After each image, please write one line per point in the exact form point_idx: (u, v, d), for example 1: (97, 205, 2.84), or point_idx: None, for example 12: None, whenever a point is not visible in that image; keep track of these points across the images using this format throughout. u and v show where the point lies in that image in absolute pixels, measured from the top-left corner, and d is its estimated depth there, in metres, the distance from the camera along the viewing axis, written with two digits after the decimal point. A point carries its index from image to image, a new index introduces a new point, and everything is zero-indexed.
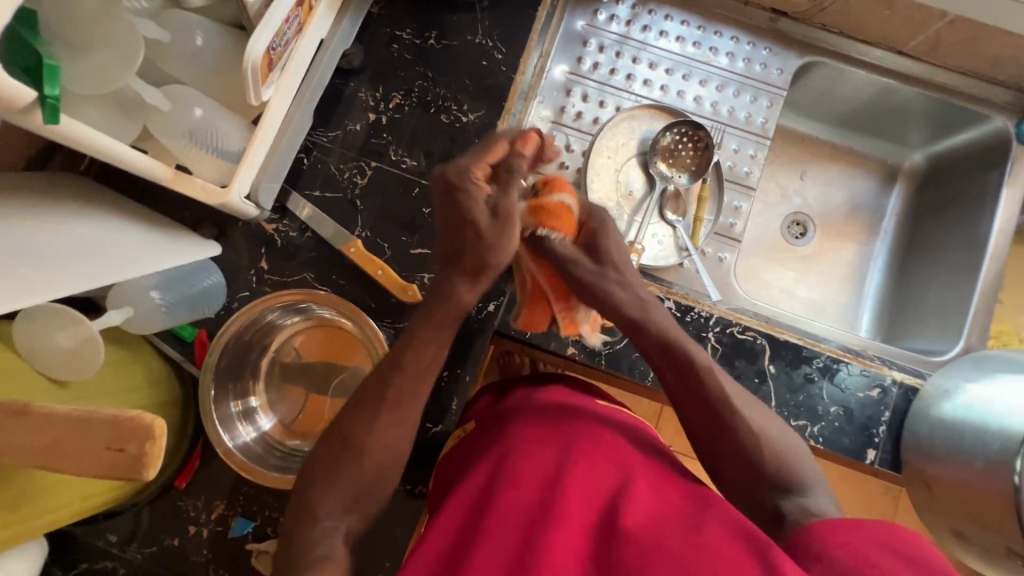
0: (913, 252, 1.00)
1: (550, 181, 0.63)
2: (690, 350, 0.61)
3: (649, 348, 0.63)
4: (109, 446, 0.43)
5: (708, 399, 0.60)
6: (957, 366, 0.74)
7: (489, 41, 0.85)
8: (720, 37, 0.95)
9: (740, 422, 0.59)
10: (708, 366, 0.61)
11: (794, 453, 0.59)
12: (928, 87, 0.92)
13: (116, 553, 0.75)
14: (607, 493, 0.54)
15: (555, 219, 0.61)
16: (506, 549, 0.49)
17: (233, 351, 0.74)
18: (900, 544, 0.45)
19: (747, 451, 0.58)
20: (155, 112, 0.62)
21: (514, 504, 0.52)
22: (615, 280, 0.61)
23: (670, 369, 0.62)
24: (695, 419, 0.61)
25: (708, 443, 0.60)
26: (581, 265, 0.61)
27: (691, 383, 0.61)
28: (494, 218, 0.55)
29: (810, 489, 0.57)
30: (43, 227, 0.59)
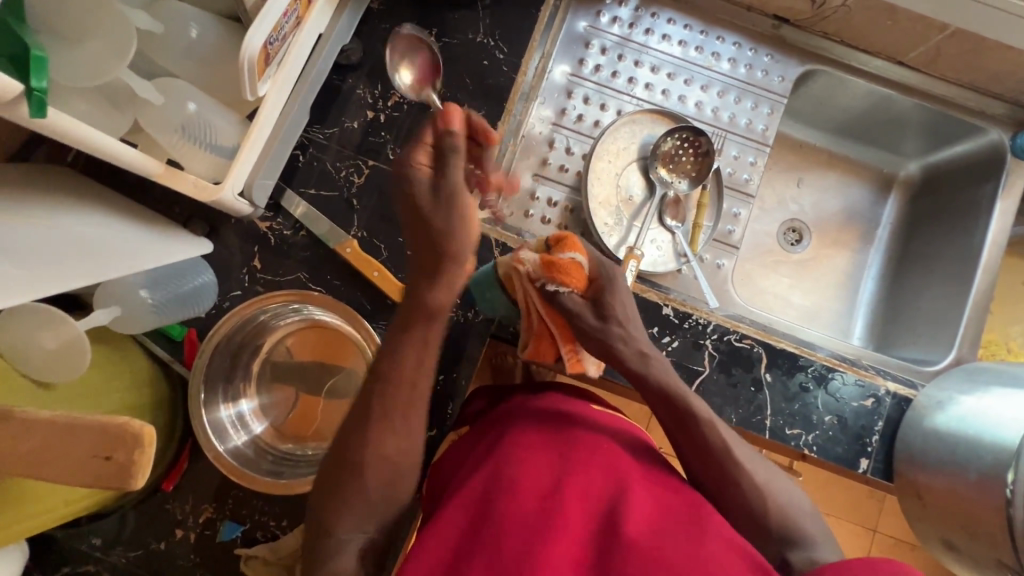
0: (907, 261, 1.01)
1: (563, 237, 0.64)
2: (694, 404, 0.61)
3: (653, 399, 0.63)
4: (96, 454, 0.41)
5: (711, 451, 0.60)
6: (951, 378, 0.75)
7: (490, 41, 0.83)
8: (722, 42, 0.94)
9: (742, 473, 0.59)
10: (711, 421, 0.61)
11: (790, 498, 0.60)
12: (926, 98, 0.92)
13: (99, 557, 0.73)
14: (605, 507, 0.53)
15: (565, 274, 0.62)
16: (504, 562, 0.48)
17: (225, 352, 0.73)
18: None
19: (749, 501, 0.59)
20: (147, 105, 0.60)
21: (513, 514, 0.51)
22: (620, 333, 0.62)
23: (673, 422, 0.62)
24: (696, 468, 0.61)
25: (710, 488, 0.61)
26: (584, 317, 0.62)
27: (693, 435, 0.61)
28: (434, 200, 0.53)
29: (810, 542, 0.59)
30: (28, 223, 0.57)
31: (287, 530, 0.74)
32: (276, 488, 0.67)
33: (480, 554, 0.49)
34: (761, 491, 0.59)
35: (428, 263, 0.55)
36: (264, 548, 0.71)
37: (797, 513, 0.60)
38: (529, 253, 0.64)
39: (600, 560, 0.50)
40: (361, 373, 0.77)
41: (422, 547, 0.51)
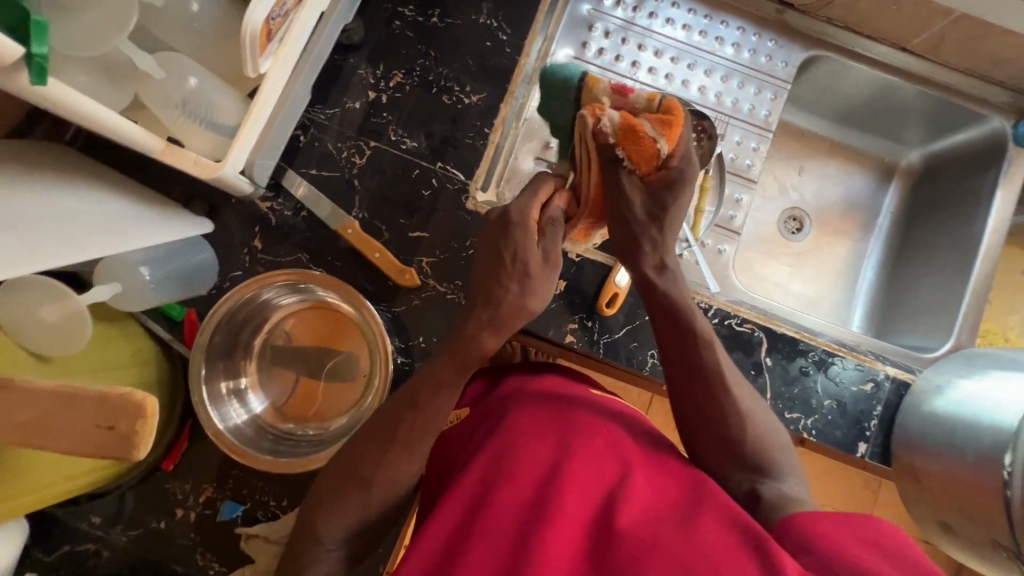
0: (907, 250, 1.01)
1: (671, 111, 0.59)
2: (697, 321, 0.61)
3: (658, 314, 0.62)
4: (97, 423, 0.41)
5: (705, 372, 0.60)
6: (950, 362, 0.75)
7: (494, 22, 0.83)
8: (726, 27, 0.94)
9: (729, 397, 0.59)
10: (711, 341, 0.61)
11: (770, 432, 0.60)
12: (929, 86, 0.92)
13: (100, 536, 0.73)
14: (604, 493, 0.53)
15: (635, 148, 0.59)
16: (502, 549, 0.49)
17: (226, 330, 0.72)
18: (885, 539, 0.46)
19: (729, 428, 0.59)
20: (147, 80, 0.59)
21: (511, 503, 0.52)
22: (658, 237, 0.61)
23: (672, 336, 0.62)
24: (685, 390, 0.60)
25: (692, 416, 0.60)
26: (632, 203, 0.60)
27: (689, 349, 0.60)
28: (543, 261, 0.55)
29: (778, 475, 0.59)
30: (27, 197, 0.56)
31: (286, 510, 0.74)
32: (276, 467, 0.67)
33: (479, 541, 0.49)
34: (746, 418, 0.59)
35: (507, 319, 0.55)
36: (264, 528, 0.72)
37: (777, 453, 0.60)
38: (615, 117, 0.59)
39: (597, 548, 0.49)
40: (361, 355, 0.77)
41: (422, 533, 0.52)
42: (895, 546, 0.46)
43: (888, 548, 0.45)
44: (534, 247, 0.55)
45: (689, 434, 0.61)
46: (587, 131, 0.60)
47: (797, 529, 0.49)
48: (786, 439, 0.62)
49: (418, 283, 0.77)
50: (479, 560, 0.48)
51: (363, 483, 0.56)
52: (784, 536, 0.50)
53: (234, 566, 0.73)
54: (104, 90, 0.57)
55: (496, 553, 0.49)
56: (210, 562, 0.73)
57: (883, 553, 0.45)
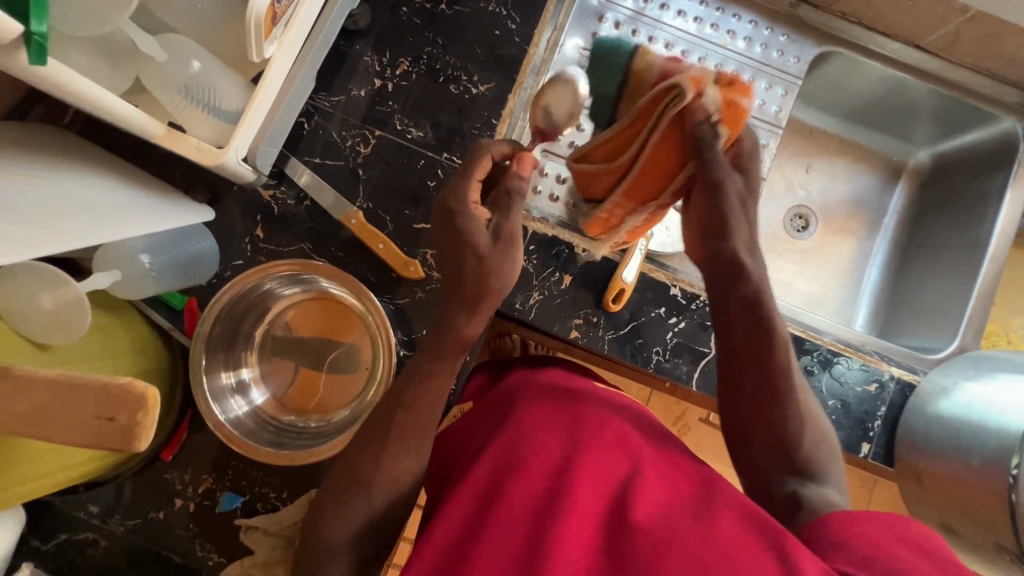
0: (912, 251, 1.00)
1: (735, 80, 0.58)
2: (775, 319, 0.60)
3: (737, 302, 0.61)
4: (97, 414, 0.40)
5: (772, 365, 0.59)
6: (956, 364, 0.75)
7: (503, 10, 0.81)
8: (738, 21, 0.93)
9: (793, 397, 0.58)
10: (786, 339, 0.60)
11: (821, 436, 0.59)
12: (941, 84, 0.91)
13: (97, 525, 0.72)
14: (617, 487, 0.52)
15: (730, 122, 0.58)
16: (516, 542, 0.48)
17: (227, 319, 0.71)
18: (919, 537, 0.46)
19: (785, 427, 0.58)
20: (149, 63, 0.58)
21: (522, 495, 0.51)
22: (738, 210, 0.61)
23: (748, 329, 0.60)
24: (748, 385, 0.59)
25: (750, 410, 0.59)
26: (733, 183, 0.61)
27: (762, 344, 0.59)
28: (496, 242, 0.55)
29: (824, 479, 0.57)
30: (23, 180, 0.55)
31: (286, 502, 0.73)
32: (279, 459, 0.66)
33: (491, 533, 0.49)
34: (803, 419, 0.58)
35: None
36: (264, 520, 0.71)
37: (822, 456, 0.58)
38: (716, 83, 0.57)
39: (610, 543, 0.48)
40: (365, 347, 0.77)
41: (431, 530, 0.51)
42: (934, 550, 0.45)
43: (928, 552, 0.45)
44: (481, 231, 0.55)
45: (740, 429, 0.60)
46: (678, 110, 0.57)
47: (830, 528, 0.49)
48: (834, 444, 0.61)
49: (422, 275, 0.76)
50: (493, 553, 0.48)
51: (366, 477, 0.56)
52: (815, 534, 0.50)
53: (232, 557, 0.73)
54: (104, 71, 0.55)
55: (511, 548, 0.48)
56: (208, 552, 0.73)
57: (919, 553, 0.44)
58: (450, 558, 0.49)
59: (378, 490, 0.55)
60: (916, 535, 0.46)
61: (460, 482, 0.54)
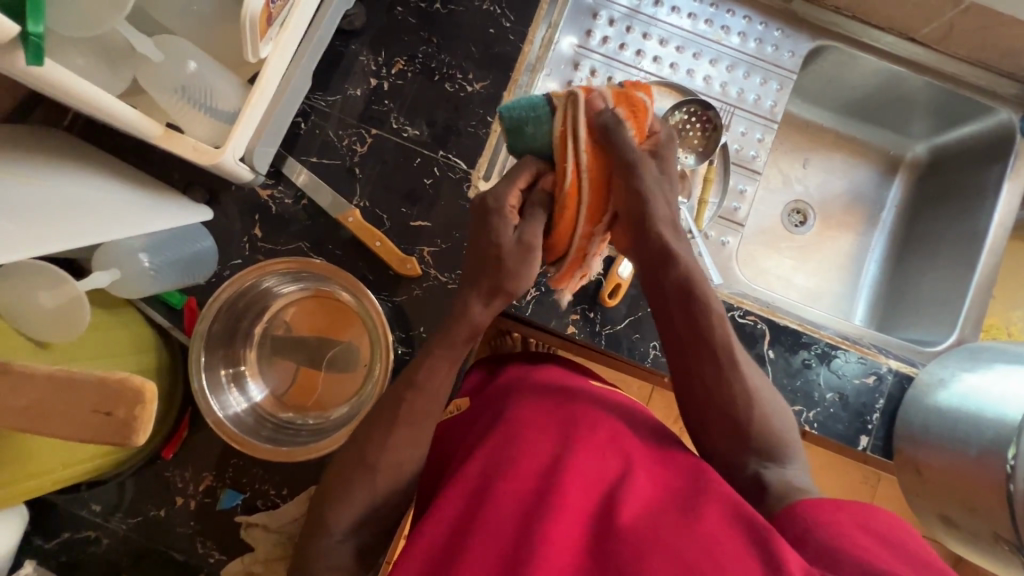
0: (910, 244, 1.00)
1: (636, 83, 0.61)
2: (710, 298, 0.60)
3: (671, 292, 0.60)
4: (95, 409, 0.41)
5: (711, 347, 0.59)
6: (954, 356, 0.75)
7: (497, 9, 0.82)
8: (732, 16, 0.93)
9: (738, 372, 0.59)
10: (721, 316, 0.60)
11: (775, 410, 0.60)
12: (938, 77, 0.91)
13: (99, 523, 0.73)
14: (606, 488, 0.52)
15: (631, 113, 0.59)
16: (503, 541, 0.48)
17: (226, 318, 0.72)
18: (882, 527, 0.46)
19: (736, 407, 0.58)
20: (146, 64, 0.58)
21: (511, 496, 0.51)
22: (659, 197, 0.58)
23: (682, 310, 0.60)
24: (693, 366, 0.60)
25: (699, 401, 0.60)
26: (645, 168, 0.57)
27: (701, 327, 0.59)
28: (518, 245, 0.55)
29: (785, 458, 0.58)
30: (23, 181, 0.56)
31: (286, 499, 0.74)
32: (277, 456, 0.67)
33: (478, 536, 0.49)
34: (752, 396, 0.59)
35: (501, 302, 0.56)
36: (264, 516, 0.72)
37: (783, 436, 0.59)
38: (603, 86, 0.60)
39: (596, 545, 0.48)
40: (362, 344, 0.77)
41: (419, 533, 0.51)
42: (894, 538, 0.46)
43: (889, 539, 0.45)
44: (508, 229, 0.56)
45: (693, 419, 0.61)
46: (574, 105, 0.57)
47: (794, 520, 0.49)
48: (790, 419, 0.61)
49: (419, 272, 0.77)
50: (480, 555, 0.48)
51: (367, 469, 0.57)
52: (783, 526, 0.50)
53: (234, 554, 0.73)
54: (102, 73, 0.56)
55: (498, 549, 0.48)
56: (210, 550, 0.73)
57: (880, 540, 0.45)
58: (437, 559, 0.49)
59: (374, 486, 0.56)
60: (885, 529, 0.46)
61: (450, 484, 0.54)
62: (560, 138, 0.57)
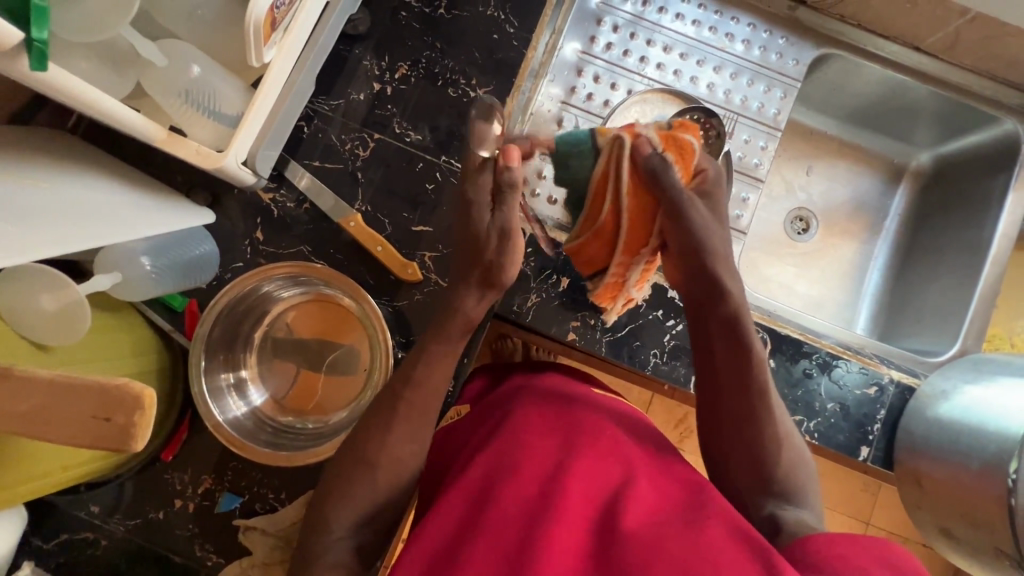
0: (913, 254, 1.00)
1: (686, 124, 0.64)
2: (754, 341, 0.61)
3: (715, 324, 0.63)
4: (95, 415, 0.41)
5: (747, 387, 0.60)
6: (956, 368, 0.74)
7: (501, 14, 0.82)
8: (736, 23, 0.93)
9: (770, 415, 0.59)
10: (763, 361, 0.61)
11: (796, 454, 0.60)
12: (943, 86, 0.91)
13: (98, 525, 0.73)
14: (608, 495, 0.52)
15: (680, 155, 0.62)
16: (505, 546, 0.48)
17: (227, 322, 0.72)
18: (895, 559, 0.46)
19: (763, 448, 0.59)
20: (150, 68, 0.58)
21: (513, 500, 0.51)
22: (714, 236, 0.62)
23: (724, 346, 0.62)
24: (726, 401, 0.61)
25: (727, 437, 0.61)
26: (696, 208, 0.61)
27: (741, 367, 0.60)
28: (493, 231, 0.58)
29: (801, 501, 0.58)
30: (25, 184, 0.56)
31: (285, 503, 0.74)
32: (276, 460, 0.67)
33: (480, 540, 0.48)
34: (781, 440, 0.59)
35: None
36: (262, 520, 0.72)
37: (799, 479, 0.59)
38: (650, 130, 0.61)
39: (598, 553, 0.48)
40: (362, 348, 0.77)
41: (419, 537, 0.51)
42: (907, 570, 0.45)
43: (900, 570, 0.45)
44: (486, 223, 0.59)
45: (718, 451, 0.62)
46: (622, 156, 0.59)
47: (808, 551, 0.48)
48: (809, 463, 0.61)
49: (420, 277, 0.77)
50: (480, 559, 0.47)
51: (366, 475, 0.57)
52: (793, 557, 0.49)
53: (232, 557, 0.73)
54: (106, 77, 0.56)
55: (499, 554, 0.47)
56: (208, 552, 0.73)
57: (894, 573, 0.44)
58: (437, 563, 0.49)
59: (372, 491, 0.57)
60: (899, 561, 0.46)
61: (451, 488, 0.54)
62: (601, 179, 0.60)
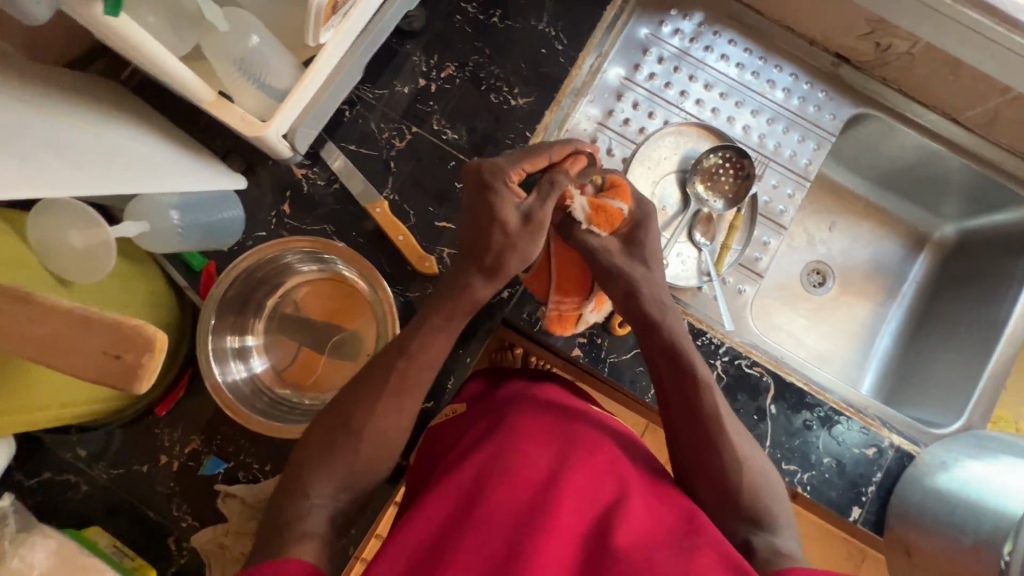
0: (927, 323, 0.99)
1: (617, 185, 0.67)
2: (695, 363, 0.63)
3: (657, 355, 0.65)
4: (105, 351, 0.41)
5: (698, 412, 0.61)
6: (960, 441, 0.73)
7: (552, 31, 0.84)
8: (779, 72, 0.94)
9: (726, 439, 0.60)
10: (708, 384, 0.62)
11: (767, 482, 0.59)
12: (975, 160, 0.91)
13: (81, 469, 0.73)
14: (601, 511, 0.52)
15: (606, 220, 0.66)
16: (491, 547, 0.48)
17: (243, 284, 0.73)
18: None
19: (727, 476, 0.58)
20: (211, 33, 0.61)
21: (506, 503, 0.51)
22: (641, 273, 0.66)
23: (670, 374, 0.64)
24: (681, 426, 0.62)
25: (690, 464, 0.61)
26: (609, 253, 0.66)
27: (687, 391, 0.62)
28: (524, 223, 0.60)
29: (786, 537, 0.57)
30: (75, 124, 0.58)
31: (267, 476, 0.74)
32: (268, 430, 0.68)
33: (469, 537, 0.48)
34: (742, 465, 0.59)
35: None
36: (243, 489, 0.72)
37: (773, 506, 0.58)
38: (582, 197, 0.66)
39: (587, 566, 0.48)
40: (367, 333, 0.77)
41: (406, 527, 0.51)
42: None
43: None
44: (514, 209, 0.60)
45: (686, 473, 0.61)
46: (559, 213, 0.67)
47: None
48: (781, 490, 0.60)
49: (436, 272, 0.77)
50: (469, 556, 0.47)
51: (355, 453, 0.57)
52: None
53: (207, 522, 0.73)
54: (168, 34, 0.58)
55: (488, 553, 0.47)
56: (184, 514, 0.73)
57: None
58: (424, 554, 0.49)
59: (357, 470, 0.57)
60: None
61: (442, 482, 0.54)
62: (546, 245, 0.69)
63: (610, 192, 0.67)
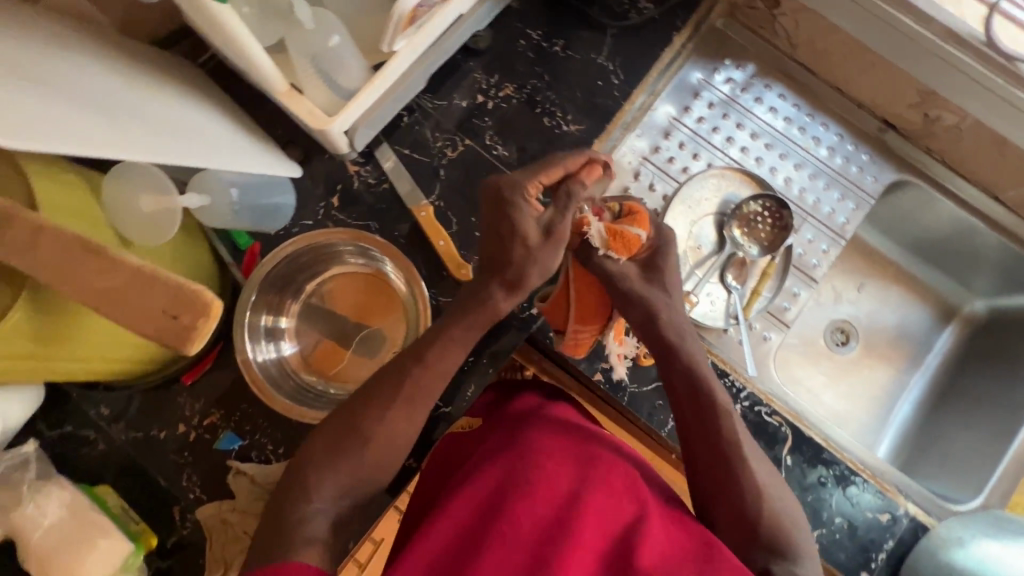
0: (949, 396, 0.98)
1: (634, 212, 0.69)
2: (714, 391, 0.64)
3: (676, 379, 0.66)
4: (160, 310, 0.43)
5: (717, 438, 0.62)
6: (977, 520, 0.72)
7: (610, 65, 0.87)
8: (825, 130, 0.96)
9: (745, 467, 0.61)
10: (726, 409, 0.63)
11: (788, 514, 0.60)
12: (1011, 239, 0.92)
13: (102, 427, 0.74)
14: (621, 532, 0.52)
15: (623, 247, 0.66)
16: (514, 561, 0.49)
17: (284, 267, 0.76)
18: None
19: (746, 506, 0.59)
20: (296, 28, 0.64)
21: (527, 519, 0.52)
22: (661, 299, 0.67)
23: (689, 405, 0.64)
24: (698, 450, 0.63)
25: (711, 488, 0.61)
26: (627, 278, 0.66)
27: (707, 416, 0.63)
28: (544, 236, 0.61)
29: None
30: (157, 97, 0.61)
31: (279, 459, 0.74)
32: (291, 413, 0.72)
33: (492, 550, 0.49)
34: (761, 493, 0.60)
35: None
36: (254, 468, 0.72)
37: (797, 539, 0.59)
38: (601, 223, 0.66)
39: None
40: (394, 332, 0.78)
41: (428, 534, 0.52)
42: None
43: None
44: (533, 220, 0.61)
45: (703, 501, 0.62)
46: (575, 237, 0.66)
47: None
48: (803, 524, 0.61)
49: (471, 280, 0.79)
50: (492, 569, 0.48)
51: None
52: None
53: (213, 497, 0.74)
54: None
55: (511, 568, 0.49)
56: (193, 486, 0.73)
57: None
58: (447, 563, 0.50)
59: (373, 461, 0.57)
60: None
61: (463, 491, 0.55)
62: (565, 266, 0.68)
63: (627, 219, 0.68)
